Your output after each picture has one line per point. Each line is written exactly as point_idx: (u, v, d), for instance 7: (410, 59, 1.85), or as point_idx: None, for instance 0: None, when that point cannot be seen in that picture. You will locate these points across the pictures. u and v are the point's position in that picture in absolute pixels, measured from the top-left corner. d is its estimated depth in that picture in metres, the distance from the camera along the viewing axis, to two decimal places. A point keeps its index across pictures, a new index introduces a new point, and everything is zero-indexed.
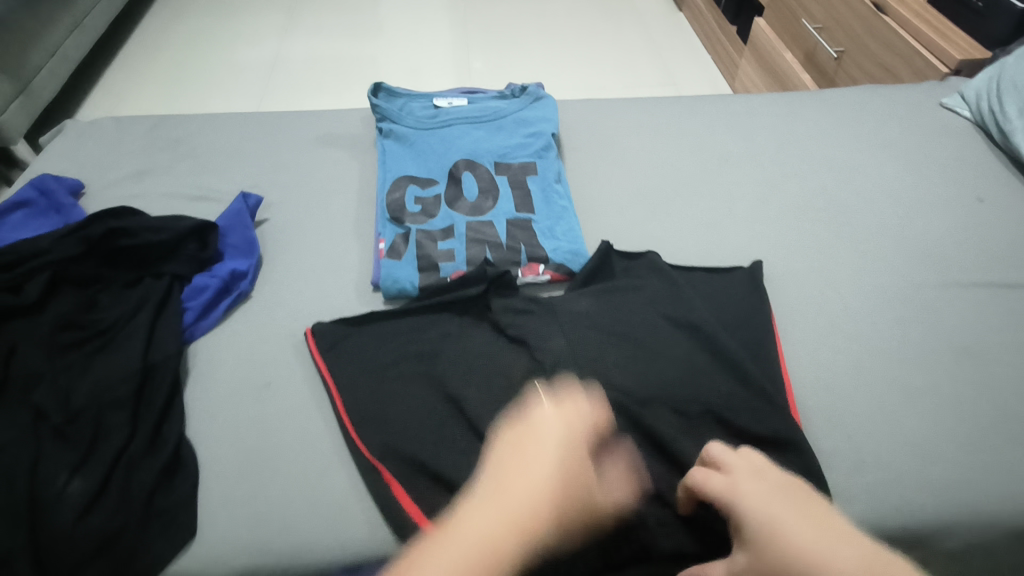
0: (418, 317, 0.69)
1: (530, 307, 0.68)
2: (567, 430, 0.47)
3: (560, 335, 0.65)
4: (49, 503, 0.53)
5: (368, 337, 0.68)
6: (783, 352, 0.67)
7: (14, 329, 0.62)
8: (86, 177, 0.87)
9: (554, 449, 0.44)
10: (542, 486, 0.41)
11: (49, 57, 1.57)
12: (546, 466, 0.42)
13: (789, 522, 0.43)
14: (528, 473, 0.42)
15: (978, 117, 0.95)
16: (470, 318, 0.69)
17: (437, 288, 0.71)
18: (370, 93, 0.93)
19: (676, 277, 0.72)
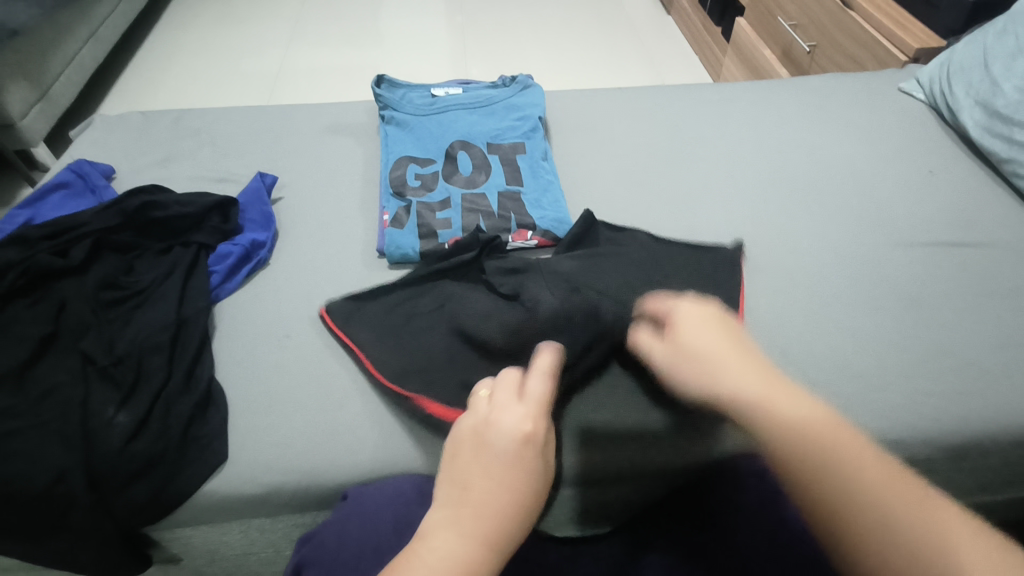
0: (424, 287, 0.76)
1: (519, 269, 0.75)
2: (515, 424, 0.44)
3: (547, 292, 0.71)
4: (99, 431, 0.60)
5: (380, 307, 0.74)
6: (746, 301, 0.75)
7: (62, 287, 0.70)
8: (117, 164, 0.96)
9: (508, 456, 0.42)
10: (505, 502, 0.40)
11: (67, 64, 1.66)
12: (503, 479, 0.41)
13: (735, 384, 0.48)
14: (489, 493, 0.41)
15: (931, 99, 1.03)
16: (467, 283, 0.77)
17: (436, 258, 0.79)
18: (373, 84, 1.01)
19: (656, 248, 0.79)
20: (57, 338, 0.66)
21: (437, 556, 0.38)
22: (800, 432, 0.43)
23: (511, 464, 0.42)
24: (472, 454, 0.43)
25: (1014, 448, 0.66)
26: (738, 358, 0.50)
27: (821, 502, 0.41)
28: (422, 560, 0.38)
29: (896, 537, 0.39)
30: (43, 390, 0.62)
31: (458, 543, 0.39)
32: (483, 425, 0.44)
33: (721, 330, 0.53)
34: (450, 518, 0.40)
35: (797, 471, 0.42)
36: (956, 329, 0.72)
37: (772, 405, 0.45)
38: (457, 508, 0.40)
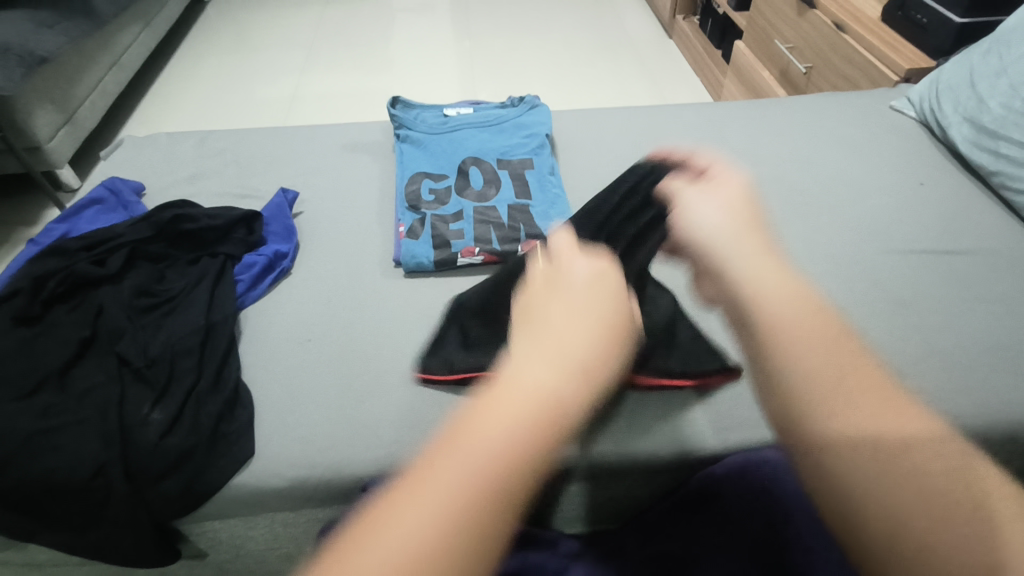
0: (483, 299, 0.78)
1: None
2: (577, 271, 0.42)
3: None
4: (135, 427, 0.64)
5: (453, 340, 0.75)
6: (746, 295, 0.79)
7: (100, 295, 0.75)
8: (146, 181, 1.01)
9: (579, 297, 0.39)
10: (581, 333, 0.36)
11: (91, 90, 1.74)
12: (577, 315, 0.38)
13: (778, 296, 0.41)
14: (564, 327, 0.36)
15: (922, 116, 1.08)
16: None
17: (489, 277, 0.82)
18: (388, 105, 1.07)
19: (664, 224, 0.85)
20: (95, 342, 0.71)
21: (517, 383, 0.33)
22: (819, 339, 0.39)
23: (593, 304, 0.39)
24: (545, 302, 0.40)
25: (1007, 444, 0.68)
26: (749, 241, 0.47)
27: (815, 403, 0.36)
28: (500, 387, 0.33)
29: (891, 459, 0.34)
30: (84, 390, 0.66)
31: (538, 374, 0.33)
32: (551, 277, 0.42)
33: (739, 213, 0.51)
34: (530, 345, 0.36)
35: (802, 368, 0.37)
36: (947, 331, 0.76)
37: (787, 299, 0.41)
38: (534, 340, 0.36)
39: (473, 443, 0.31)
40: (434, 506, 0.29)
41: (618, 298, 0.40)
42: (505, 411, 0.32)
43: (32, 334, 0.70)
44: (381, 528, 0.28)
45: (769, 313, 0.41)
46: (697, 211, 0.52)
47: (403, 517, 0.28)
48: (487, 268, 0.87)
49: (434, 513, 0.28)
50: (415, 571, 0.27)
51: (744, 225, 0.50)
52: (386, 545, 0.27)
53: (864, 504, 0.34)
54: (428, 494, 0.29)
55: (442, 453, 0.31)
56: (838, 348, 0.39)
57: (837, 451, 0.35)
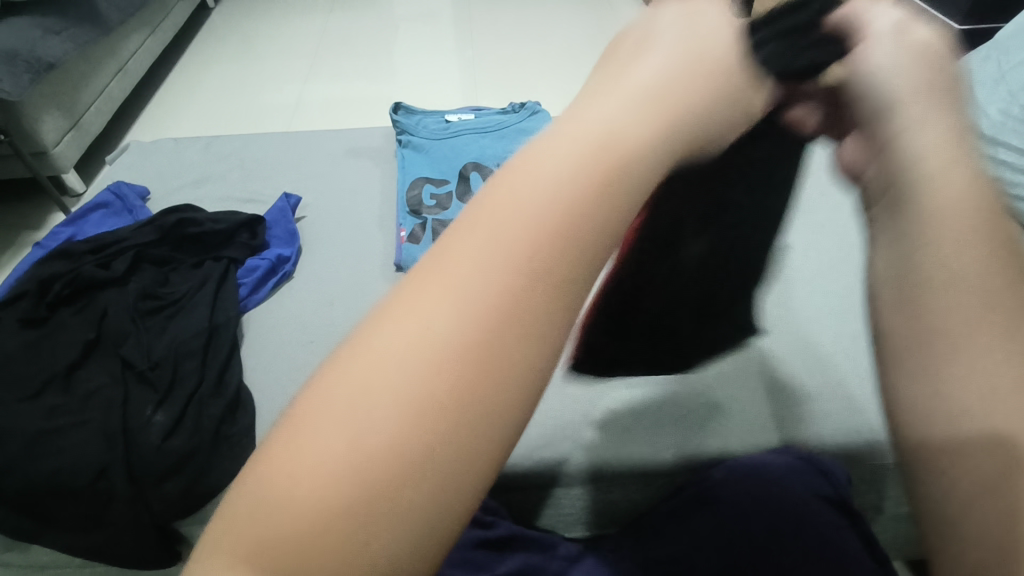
0: None
1: None
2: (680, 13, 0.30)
3: None
4: (138, 428, 0.65)
5: None
6: None
7: (105, 297, 0.76)
8: (151, 185, 1.02)
9: (671, 45, 0.28)
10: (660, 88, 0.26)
11: (97, 95, 1.75)
12: (661, 67, 0.27)
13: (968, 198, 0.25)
14: (637, 81, 0.26)
15: None
16: None
17: None
18: (391, 111, 1.08)
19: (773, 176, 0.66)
20: (100, 344, 0.72)
21: (569, 140, 0.24)
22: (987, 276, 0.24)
23: (688, 53, 0.28)
24: (625, 54, 0.28)
25: None
26: (926, 93, 0.28)
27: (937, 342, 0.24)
28: (550, 142, 0.24)
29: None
30: (89, 391, 0.67)
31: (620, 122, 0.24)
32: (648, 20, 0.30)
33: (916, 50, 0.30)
34: (591, 101, 0.26)
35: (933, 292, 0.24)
36: None
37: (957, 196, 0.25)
38: (606, 93, 0.26)
39: (517, 202, 0.22)
40: (470, 293, 0.21)
41: (724, 47, 0.29)
42: (555, 171, 0.23)
43: (38, 336, 0.71)
44: (407, 319, 0.21)
45: (918, 210, 0.25)
46: (878, 42, 0.30)
47: (429, 302, 0.21)
48: None
49: (468, 303, 0.21)
50: (431, 363, 0.20)
51: (943, 85, 0.29)
52: (408, 340, 0.20)
53: (939, 486, 0.24)
54: (462, 278, 0.21)
55: (474, 226, 0.22)
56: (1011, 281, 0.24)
57: (926, 409, 0.24)
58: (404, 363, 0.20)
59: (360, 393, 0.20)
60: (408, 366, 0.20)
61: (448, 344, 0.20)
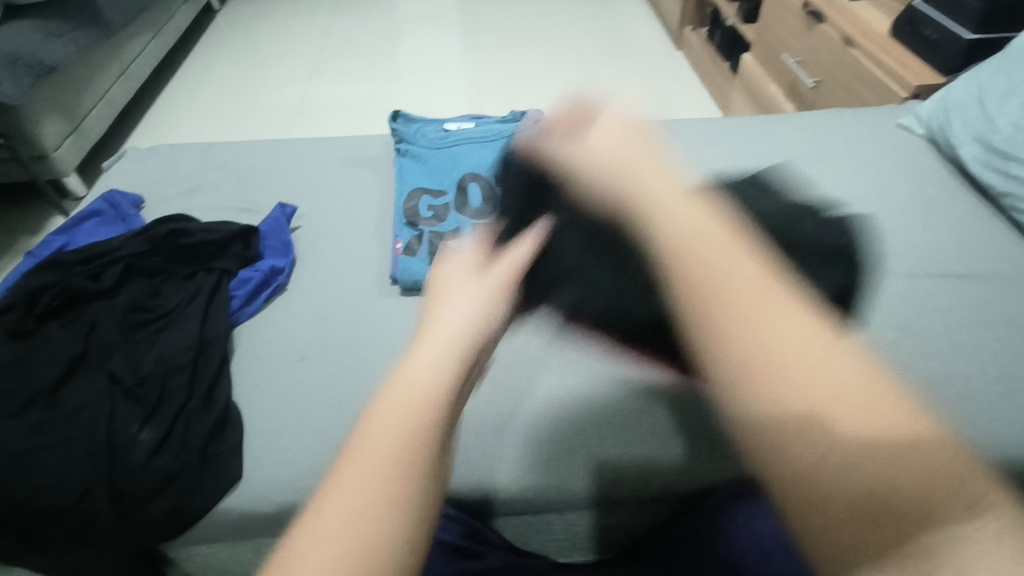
0: None
1: None
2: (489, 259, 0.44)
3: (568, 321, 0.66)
4: (123, 447, 0.63)
5: None
6: None
7: (94, 309, 0.74)
8: (146, 194, 1.01)
9: (482, 275, 0.40)
10: (489, 297, 0.38)
11: (99, 99, 1.75)
12: (487, 284, 0.39)
13: (696, 243, 0.31)
14: (461, 299, 0.38)
15: (930, 134, 1.06)
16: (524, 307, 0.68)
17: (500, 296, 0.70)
18: (389, 119, 1.07)
19: None
20: (86, 358, 0.70)
21: (433, 343, 0.34)
22: (733, 287, 0.29)
23: (488, 284, 0.39)
24: (454, 284, 0.40)
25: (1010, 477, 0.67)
26: (643, 153, 0.38)
27: (748, 356, 0.27)
28: (427, 337, 0.35)
29: (857, 424, 0.25)
30: (73, 407, 0.66)
31: (465, 314, 0.36)
32: (462, 265, 0.42)
33: (634, 144, 0.38)
34: (426, 324, 0.37)
35: (727, 313, 0.28)
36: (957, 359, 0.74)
37: (695, 236, 0.31)
38: (446, 313, 0.37)
39: (405, 388, 0.31)
40: (374, 446, 0.29)
41: (515, 279, 0.41)
42: (434, 353, 0.33)
43: (25, 349, 0.70)
44: (339, 475, 0.29)
45: (658, 243, 0.32)
46: (598, 142, 0.40)
47: (357, 462, 0.29)
48: None
49: (380, 447, 0.29)
50: (370, 509, 0.27)
51: (648, 153, 0.38)
52: (343, 485, 0.28)
53: (806, 497, 0.25)
54: (369, 437, 0.30)
55: (380, 409, 0.31)
56: (757, 278, 0.29)
57: (756, 423, 0.26)
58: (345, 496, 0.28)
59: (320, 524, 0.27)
60: (352, 493, 0.28)
61: (377, 464, 0.29)
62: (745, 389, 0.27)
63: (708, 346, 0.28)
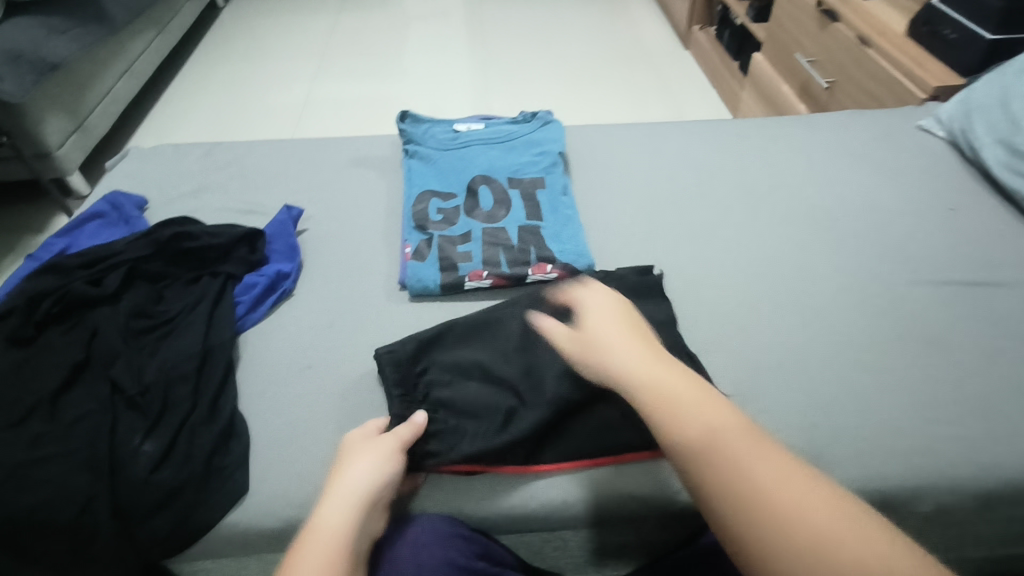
0: (436, 363, 0.72)
1: (525, 336, 0.73)
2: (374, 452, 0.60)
3: (525, 366, 0.70)
4: (125, 459, 0.62)
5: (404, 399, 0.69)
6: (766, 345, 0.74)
7: (96, 315, 0.72)
8: (149, 195, 0.99)
9: (367, 463, 0.59)
10: (345, 524, 0.54)
11: (103, 97, 1.73)
12: (363, 481, 0.58)
13: (696, 421, 0.51)
14: (342, 507, 0.56)
15: (951, 136, 1.03)
16: (489, 346, 0.73)
17: (467, 329, 0.74)
18: (397, 120, 1.04)
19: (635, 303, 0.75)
20: (89, 366, 0.69)
21: (326, 527, 0.54)
22: (727, 444, 0.49)
23: (374, 466, 0.59)
24: (355, 462, 0.60)
25: None
26: (621, 321, 0.63)
27: (746, 494, 0.46)
28: (303, 555, 0.52)
29: (827, 524, 0.43)
30: (74, 417, 0.64)
31: (334, 523, 0.54)
32: (364, 443, 0.62)
33: (620, 321, 0.62)
34: (326, 504, 0.56)
35: (720, 462, 0.48)
36: (987, 372, 0.71)
37: (675, 396, 0.53)
38: (344, 505, 0.56)
39: (313, 551, 0.52)
40: (313, 554, 0.52)
41: (390, 463, 0.60)
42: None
43: (25, 356, 0.68)
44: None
45: (672, 420, 0.51)
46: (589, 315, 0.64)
47: (300, 559, 0.51)
48: (496, 292, 0.83)
49: (313, 554, 0.52)
50: None
51: (624, 323, 0.63)
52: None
53: None
54: (303, 551, 0.52)
55: (291, 562, 0.52)
56: (727, 421, 0.50)
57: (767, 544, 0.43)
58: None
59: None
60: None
61: (314, 568, 0.51)
62: (752, 523, 0.45)
63: (719, 494, 0.47)
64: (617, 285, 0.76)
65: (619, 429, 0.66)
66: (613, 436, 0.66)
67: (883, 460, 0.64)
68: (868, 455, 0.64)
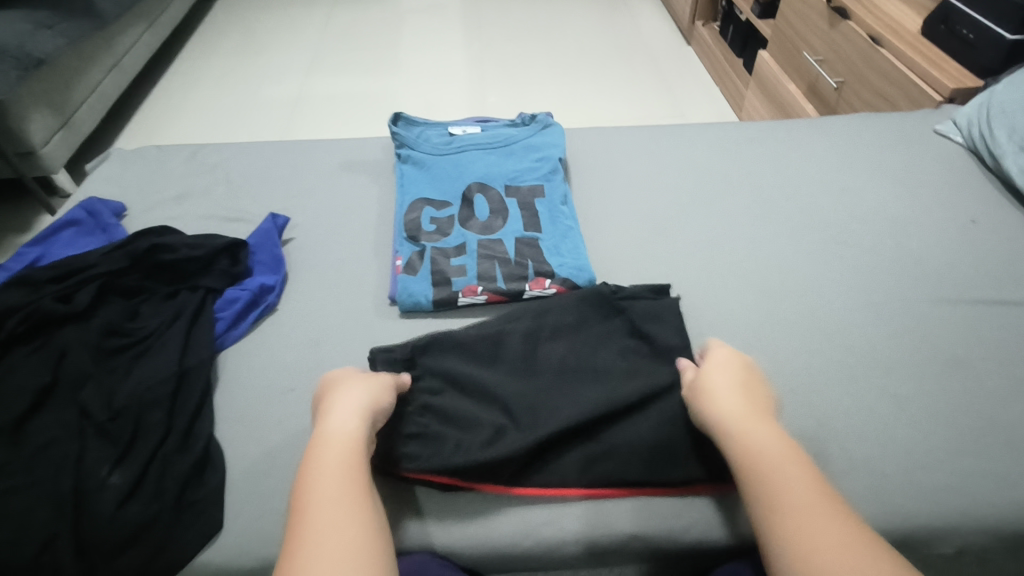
0: (428, 365, 0.68)
1: (527, 352, 0.70)
2: (369, 381, 0.62)
3: (522, 384, 0.67)
4: (91, 492, 0.58)
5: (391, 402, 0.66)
6: (776, 366, 0.70)
7: (65, 334, 0.68)
8: (129, 200, 0.95)
9: (365, 387, 0.61)
10: (357, 435, 0.56)
11: (90, 93, 1.68)
12: (365, 398, 0.59)
13: (785, 481, 0.51)
14: (348, 421, 0.57)
15: (970, 142, 0.99)
16: (484, 358, 0.69)
17: (463, 337, 0.70)
18: (389, 122, 1.00)
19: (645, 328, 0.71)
20: (56, 388, 0.64)
21: (342, 435, 0.55)
22: (805, 508, 0.48)
23: (371, 389, 0.61)
24: (351, 388, 0.61)
25: None
26: (738, 376, 0.62)
27: (813, 560, 0.45)
28: (324, 459, 0.53)
29: None
30: (38, 447, 0.60)
31: (347, 432, 0.56)
32: (355, 378, 0.63)
33: (739, 378, 0.62)
34: (331, 417, 0.57)
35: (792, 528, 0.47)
36: (1011, 399, 0.67)
37: (770, 456, 0.53)
38: (353, 415, 0.57)
39: (333, 459, 0.53)
40: (334, 455, 0.54)
41: (384, 387, 0.62)
42: (335, 479, 0.52)
43: None
44: (312, 481, 0.52)
45: (761, 474, 0.52)
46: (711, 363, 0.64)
47: (323, 463, 0.53)
48: (491, 308, 0.79)
49: (336, 456, 0.54)
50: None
51: (744, 376, 0.62)
52: (325, 481, 0.52)
53: None
54: (324, 453, 0.54)
55: (313, 471, 0.53)
56: (812, 485, 0.50)
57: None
58: (326, 491, 0.51)
59: (319, 509, 0.49)
60: (329, 490, 0.51)
61: (344, 469, 0.53)
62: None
63: (786, 555, 0.46)
64: (630, 305, 0.73)
65: (619, 459, 0.62)
66: (613, 469, 0.61)
67: (905, 495, 0.60)
68: (887, 489, 0.60)
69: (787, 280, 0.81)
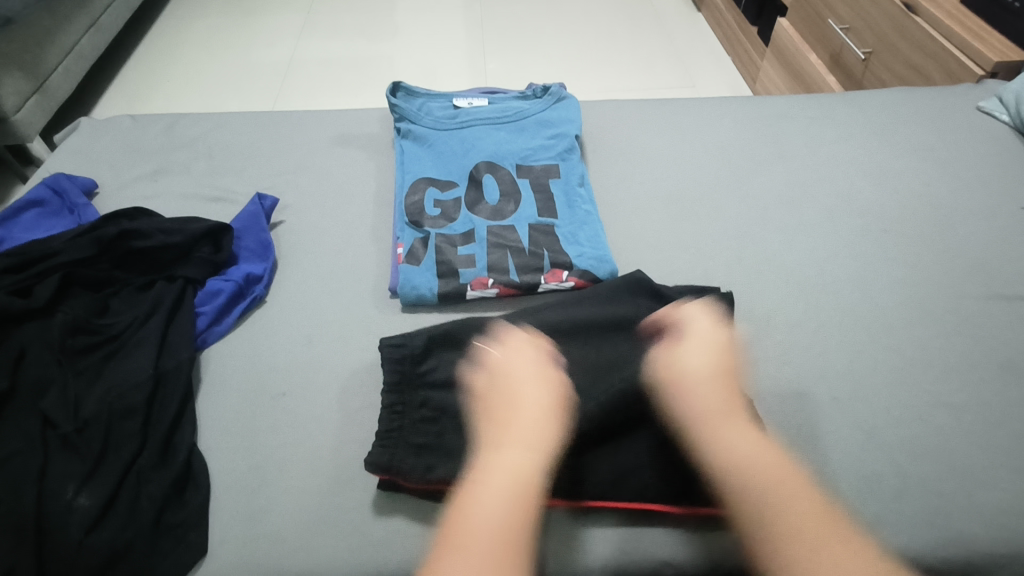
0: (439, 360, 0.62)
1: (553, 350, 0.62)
2: (540, 385, 0.58)
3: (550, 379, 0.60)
4: (56, 516, 0.50)
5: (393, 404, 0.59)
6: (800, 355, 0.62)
7: (25, 332, 0.60)
8: (99, 176, 0.86)
9: (535, 395, 0.57)
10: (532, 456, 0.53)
11: (66, 55, 1.55)
12: (536, 408, 0.56)
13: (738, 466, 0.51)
14: (514, 440, 0.53)
15: (1017, 121, 0.91)
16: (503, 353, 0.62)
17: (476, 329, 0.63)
18: (388, 92, 0.91)
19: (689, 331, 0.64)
20: (14, 396, 0.56)
21: (509, 458, 0.52)
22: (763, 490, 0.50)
23: (541, 399, 0.57)
24: (519, 394, 0.57)
25: None
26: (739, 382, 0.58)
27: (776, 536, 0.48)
28: (485, 481, 0.51)
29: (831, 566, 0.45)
30: None
31: (516, 455, 0.52)
32: (520, 372, 0.59)
33: (715, 362, 0.59)
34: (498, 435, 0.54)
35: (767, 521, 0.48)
36: None
37: (737, 449, 0.52)
38: (522, 435, 0.54)
39: (497, 483, 0.50)
40: (496, 482, 0.50)
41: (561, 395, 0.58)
42: (495, 504, 0.49)
43: None
44: (470, 506, 0.49)
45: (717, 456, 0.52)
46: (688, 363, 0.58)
47: (488, 483, 0.50)
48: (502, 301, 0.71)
49: (504, 483, 0.50)
50: None
51: None
52: (483, 506, 0.49)
53: None
54: (490, 479, 0.51)
55: (474, 493, 0.50)
56: (771, 464, 0.51)
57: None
58: (489, 517, 0.48)
59: (480, 540, 0.47)
60: (493, 516, 0.48)
61: (507, 497, 0.50)
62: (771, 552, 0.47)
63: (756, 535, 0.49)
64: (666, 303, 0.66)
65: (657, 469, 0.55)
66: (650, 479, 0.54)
67: (958, 517, 0.54)
68: (942, 512, 0.55)
69: (824, 271, 0.74)
